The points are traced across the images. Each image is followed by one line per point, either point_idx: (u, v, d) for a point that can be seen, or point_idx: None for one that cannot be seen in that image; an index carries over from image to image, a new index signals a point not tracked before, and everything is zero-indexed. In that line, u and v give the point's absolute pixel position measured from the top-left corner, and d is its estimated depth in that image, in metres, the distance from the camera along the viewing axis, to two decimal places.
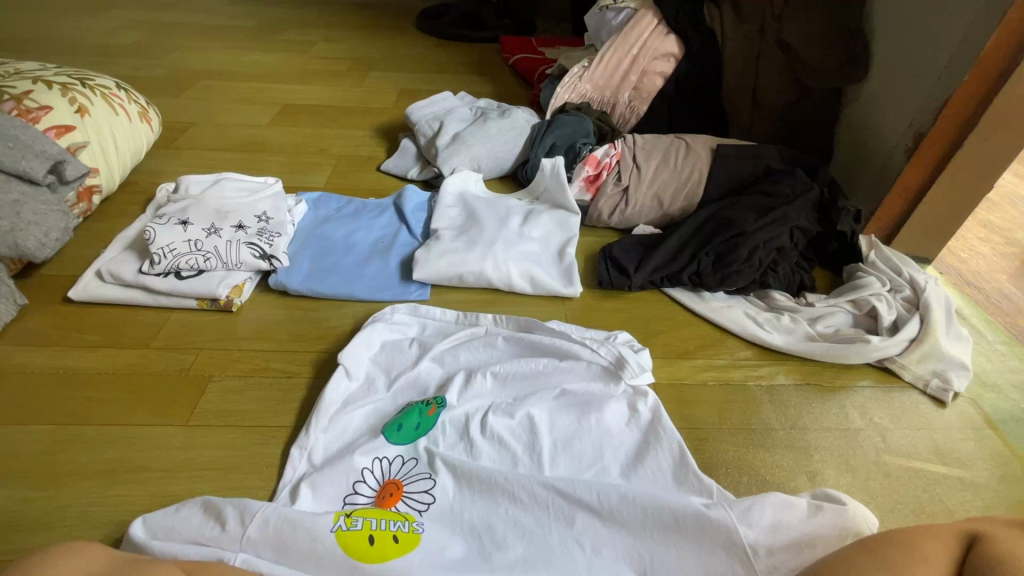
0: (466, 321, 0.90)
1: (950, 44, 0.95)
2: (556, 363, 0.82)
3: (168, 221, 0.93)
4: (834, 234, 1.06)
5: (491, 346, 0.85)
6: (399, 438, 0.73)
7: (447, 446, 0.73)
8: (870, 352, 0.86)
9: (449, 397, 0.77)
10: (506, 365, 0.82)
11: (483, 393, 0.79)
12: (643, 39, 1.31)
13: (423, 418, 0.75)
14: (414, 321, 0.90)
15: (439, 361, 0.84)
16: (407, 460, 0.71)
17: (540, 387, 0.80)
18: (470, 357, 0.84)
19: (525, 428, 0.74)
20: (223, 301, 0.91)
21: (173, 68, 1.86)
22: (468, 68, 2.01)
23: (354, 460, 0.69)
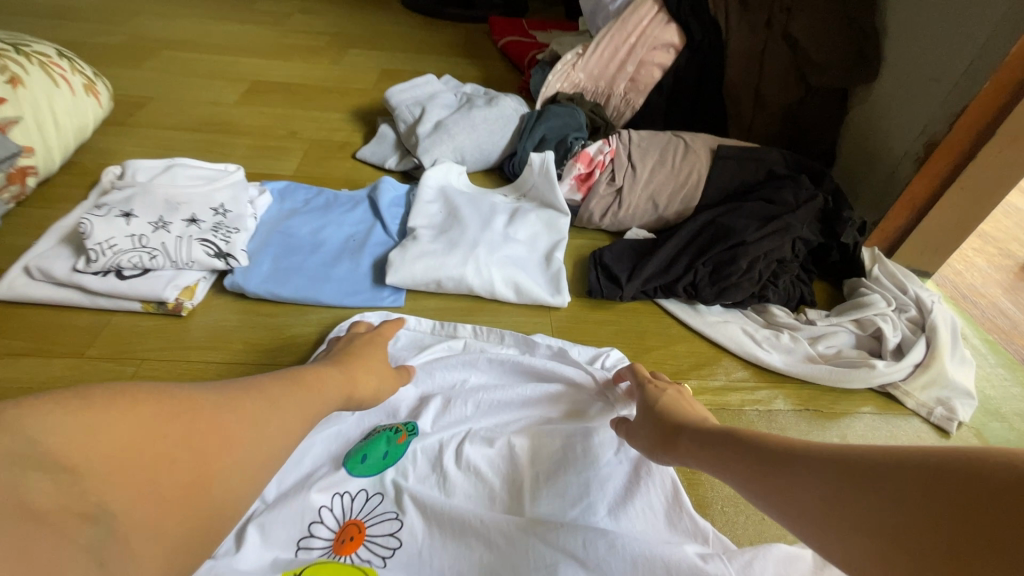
0: (445, 336, 0.83)
1: (970, 48, 0.88)
2: (544, 390, 0.76)
3: (108, 212, 0.83)
4: (835, 246, 1.00)
5: (473, 366, 0.78)
6: (363, 471, 0.65)
7: (417, 481, 0.65)
8: (874, 378, 0.82)
9: (421, 423, 0.71)
10: (490, 390, 0.75)
11: (461, 420, 0.72)
12: (642, 27, 1.22)
13: (391, 447, 0.67)
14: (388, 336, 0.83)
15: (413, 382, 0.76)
16: (373, 495, 0.63)
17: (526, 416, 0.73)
18: (448, 377, 0.77)
19: (506, 462, 0.68)
20: (171, 305, 0.82)
21: (131, 35, 1.71)
22: (455, 48, 1.89)
23: (311, 498, 0.61)
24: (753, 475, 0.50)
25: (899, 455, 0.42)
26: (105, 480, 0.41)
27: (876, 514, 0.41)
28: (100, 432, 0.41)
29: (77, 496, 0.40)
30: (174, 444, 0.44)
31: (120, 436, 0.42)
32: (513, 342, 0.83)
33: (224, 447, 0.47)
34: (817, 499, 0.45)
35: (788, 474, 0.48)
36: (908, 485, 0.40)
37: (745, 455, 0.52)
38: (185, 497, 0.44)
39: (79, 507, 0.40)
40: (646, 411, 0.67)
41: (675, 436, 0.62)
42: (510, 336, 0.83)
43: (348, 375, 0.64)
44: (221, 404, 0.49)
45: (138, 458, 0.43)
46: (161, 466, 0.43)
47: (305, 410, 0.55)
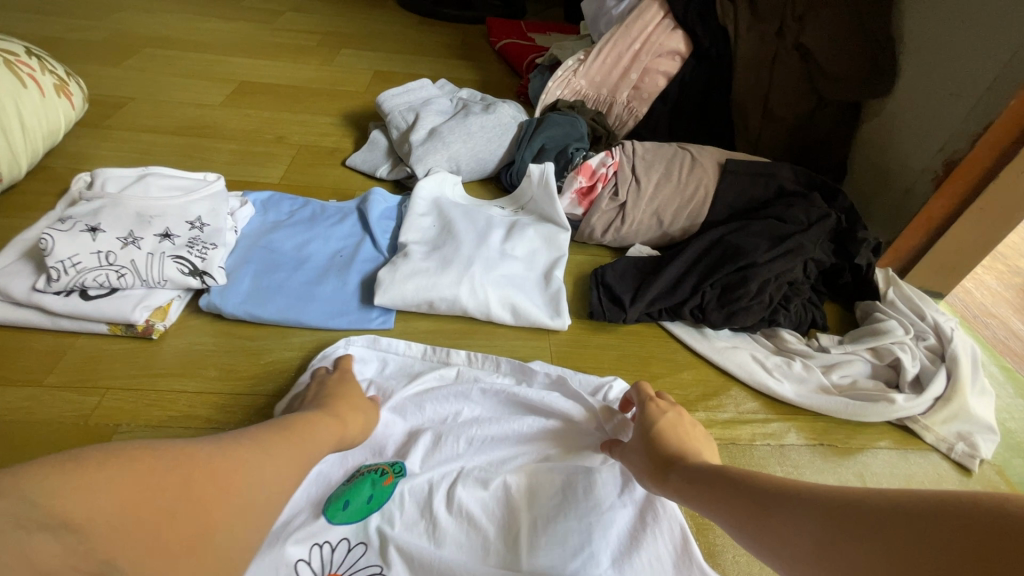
0: (436, 363, 0.78)
1: (996, 62, 0.84)
2: (541, 424, 0.70)
3: (73, 227, 0.76)
4: (848, 267, 0.95)
5: (466, 398, 0.73)
6: (346, 518, 0.58)
7: (403, 528, 0.59)
8: (892, 412, 0.77)
9: (409, 463, 0.65)
10: (484, 425, 0.69)
11: (452, 457, 0.66)
12: (646, 33, 1.17)
13: (377, 490, 0.61)
14: (376, 364, 0.77)
15: (401, 415, 0.71)
16: (356, 544, 0.57)
17: (522, 453, 0.67)
18: (439, 410, 0.71)
19: (501, 505, 0.61)
20: (141, 327, 0.76)
21: (112, 31, 1.64)
22: (451, 50, 1.83)
23: (285, 550, 0.54)
24: (750, 514, 0.47)
25: (898, 503, 0.40)
26: (110, 536, 0.38)
27: (866, 563, 0.39)
28: (97, 489, 0.38)
29: (83, 553, 0.37)
30: (175, 496, 0.42)
31: (117, 492, 0.39)
32: (509, 370, 0.77)
33: (227, 494, 0.44)
34: (806, 544, 0.43)
35: (777, 516, 0.45)
36: (903, 534, 0.38)
37: (736, 492, 0.49)
38: (190, 547, 0.41)
39: (85, 565, 0.36)
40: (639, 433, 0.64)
41: (665, 464, 0.58)
42: (506, 363, 0.78)
43: (339, 415, 0.62)
44: (218, 452, 0.46)
45: (141, 512, 0.40)
46: (163, 517, 0.40)
47: (303, 453, 0.53)
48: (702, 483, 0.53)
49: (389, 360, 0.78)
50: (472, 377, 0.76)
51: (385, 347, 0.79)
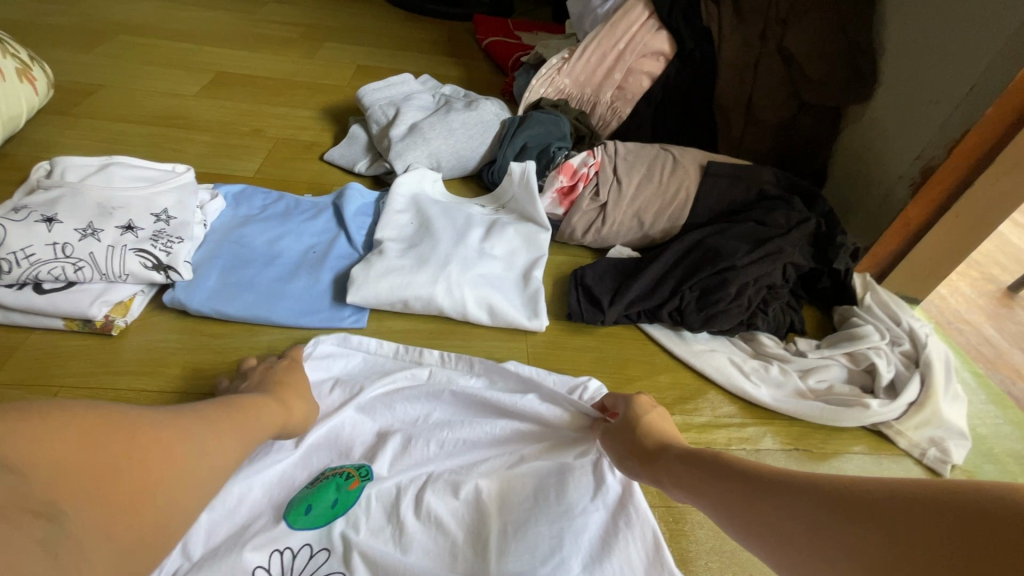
0: (408, 360, 0.75)
1: (973, 72, 0.84)
2: (516, 425, 0.69)
3: (28, 217, 0.73)
4: (827, 272, 0.96)
5: (438, 400, 0.71)
6: (308, 523, 0.56)
7: (368, 532, 0.56)
8: (867, 417, 0.77)
9: (376, 467, 0.62)
10: (456, 428, 0.68)
11: (423, 461, 0.64)
12: (631, 33, 1.16)
13: (342, 494, 0.58)
14: (345, 363, 0.74)
15: (370, 417, 0.68)
16: (318, 551, 0.54)
17: (494, 455, 0.65)
18: (410, 411, 0.69)
19: (472, 509, 0.59)
20: (100, 323, 0.73)
21: (86, 16, 1.58)
22: (437, 46, 1.81)
23: (244, 558, 0.51)
24: (737, 501, 0.46)
25: (896, 489, 0.38)
26: (51, 484, 0.40)
27: (858, 547, 0.37)
28: (41, 445, 0.40)
29: (27, 495, 0.39)
30: (117, 452, 0.43)
31: (64, 448, 0.41)
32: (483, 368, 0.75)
33: (167, 457, 0.45)
34: (796, 530, 0.41)
35: (769, 504, 0.43)
36: (897, 518, 0.36)
37: (725, 480, 0.48)
38: (128, 503, 0.42)
39: (30, 505, 0.38)
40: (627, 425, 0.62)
41: (654, 453, 0.58)
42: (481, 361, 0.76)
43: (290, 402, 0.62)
44: (162, 420, 0.47)
45: (82, 465, 0.41)
46: (102, 474, 0.42)
47: (246, 429, 0.54)
48: (695, 474, 0.51)
49: (360, 359, 0.75)
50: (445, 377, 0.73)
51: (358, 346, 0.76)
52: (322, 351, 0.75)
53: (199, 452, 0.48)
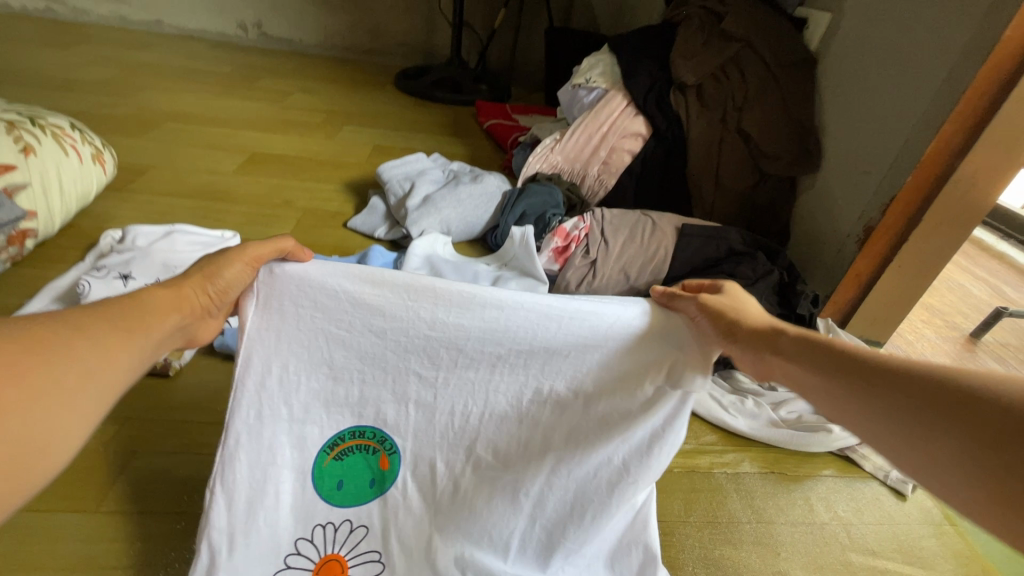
0: (419, 289, 0.48)
1: (893, 149, 1.02)
2: (572, 374, 0.52)
3: (106, 274, 0.86)
4: (793, 316, 1.08)
5: (465, 338, 0.49)
6: (341, 499, 0.52)
7: (404, 516, 0.54)
8: (831, 441, 0.88)
9: (400, 438, 0.52)
10: (492, 381, 0.52)
11: (449, 441, 0.53)
12: (613, 118, 1.36)
13: (376, 473, 0.53)
14: (319, 289, 0.47)
15: (378, 364, 0.50)
16: (355, 527, 0.52)
17: (537, 425, 0.53)
18: (428, 386, 0.51)
19: (503, 515, 0.55)
20: (159, 365, 0.84)
21: (137, 108, 1.81)
22: (444, 128, 2.05)
23: (285, 530, 0.51)
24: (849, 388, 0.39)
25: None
26: None
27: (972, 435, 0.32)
28: None
29: None
30: None
31: None
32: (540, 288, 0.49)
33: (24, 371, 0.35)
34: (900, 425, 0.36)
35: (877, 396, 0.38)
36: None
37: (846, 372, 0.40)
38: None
39: None
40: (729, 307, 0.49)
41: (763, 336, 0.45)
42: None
43: (191, 293, 0.45)
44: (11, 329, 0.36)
45: None
46: None
47: (136, 330, 0.41)
48: (806, 358, 0.42)
49: (336, 281, 0.47)
50: (480, 305, 0.48)
51: (358, 273, 0.47)
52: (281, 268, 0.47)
53: (81, 364, 0.37)
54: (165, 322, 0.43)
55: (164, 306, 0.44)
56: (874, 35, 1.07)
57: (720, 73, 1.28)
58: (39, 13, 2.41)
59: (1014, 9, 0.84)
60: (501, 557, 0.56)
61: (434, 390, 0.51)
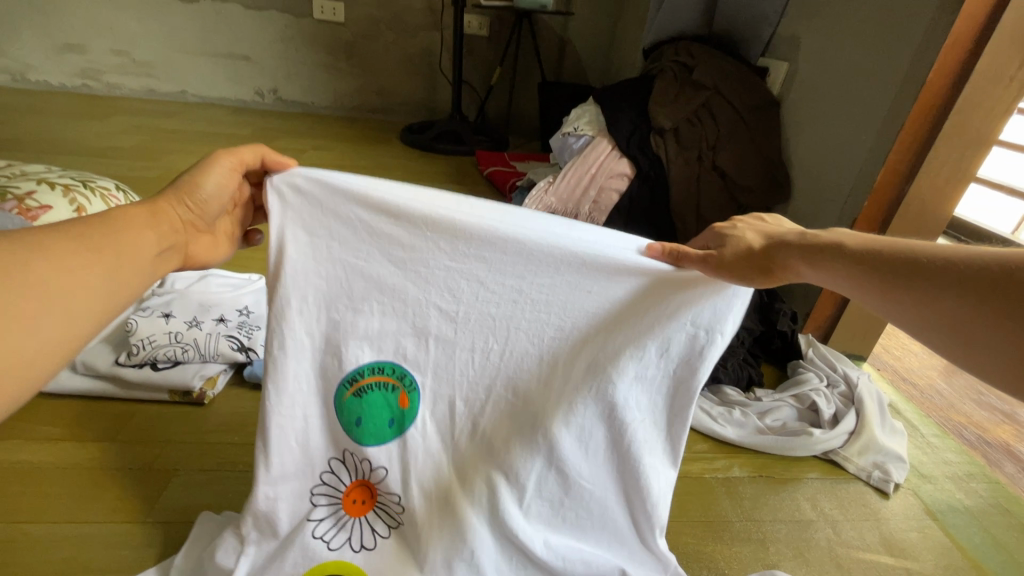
0: (437, 225, 0.54)
1: (850, 177, 1.14)
2: (584, 308, 0.57)
3: (151, 314, 0.97)
4: (775, 333, 1.16)
5: (486, 273, 0.56)
6: (362, 434, 0.57)
7: (423, 455, 0.58)
8: (814, 444, 0.94)
9: (418, 375, 0.58)
10: (510, 317, 0.58)
11: (467, 377, 0.58)
12: (599, 161, 1.49)
13: (394, 413, 0.58)
14: (343, 222, 0.54)
15: (399, 296, 0.56)
16: (376, 468, 0.58)
17: (554, 361, 0.59)
18: (445, 317, 0.57)
19: (523, 454, 0.58)
20: (196, 394, 0.93)
21: (167, 171, 1.97)
22: (446, 177, 2.20)
23: (319, 451, 0.58)
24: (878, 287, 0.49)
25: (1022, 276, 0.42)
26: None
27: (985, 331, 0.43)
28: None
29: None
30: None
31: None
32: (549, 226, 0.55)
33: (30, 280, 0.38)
34: (946, 315, 0.45)
35: (926, 288, 0.46)
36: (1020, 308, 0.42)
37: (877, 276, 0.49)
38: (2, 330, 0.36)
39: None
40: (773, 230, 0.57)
41: (769, 265, 0.53)
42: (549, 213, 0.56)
43: (169, 207, 0.53)
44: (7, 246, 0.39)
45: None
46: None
47: (113, 245, 0.45)
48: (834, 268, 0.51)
49: (359, 217, 0.54)
50: (498, 238, 0.55)
51: (383, 207, 0.54)
52: (292, 186, 0.53)
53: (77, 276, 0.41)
54: (148, 231, 0.49)
55: (142, 218, 0.50)
56: (825, 80, 1.21)
57: (693, 117, 1.41)
58: (77, 89, 2.64)
59: (935, 56, 0.97)
60: (518, 499, 0.59)
61: (454, 323, 0.57)
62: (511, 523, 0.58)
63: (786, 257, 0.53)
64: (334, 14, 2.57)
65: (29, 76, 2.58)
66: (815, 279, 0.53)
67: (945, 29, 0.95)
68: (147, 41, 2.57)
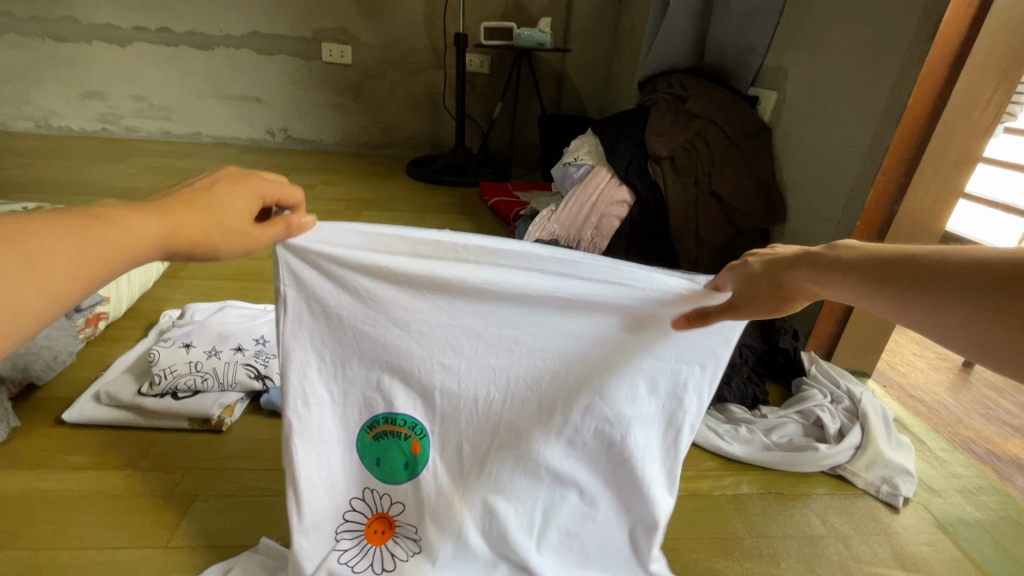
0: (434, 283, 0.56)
1: (840, 199, 1.18)
2: (578, 348, 0.60)
3: (172, 344, 1.01)
4: (778, 351, 1.19)
5: (484, 321, 0.59)
6: (382, 473, 0.61)
7: (435, 492, 0.61)
8: (821, 460, 0.96)
9: (427, 421, 0.60)
10: (508, 360, 0.61)
11: (472, 421, 0.61)
12: (599, 189, 1.53)
13: (408, 458, 0.61)
14: (345, 283, 0.56)
15: (403, 350, 0.58)
16: (393, 502, 0.62)
17: (552, 399, 0.61)
18: (449, 364, 0.59)
19: (527, 484, 0.62)
20: (215, 421, 0.96)
21: None
22: (452, 208, 2.26)
23: (341, 491, 0.62)
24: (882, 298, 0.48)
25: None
26: None
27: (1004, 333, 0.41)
28: None
29: None
30: None
31: None
32: (546, 276, 0.57)
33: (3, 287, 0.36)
34: (953, 322, 0.44)
35: (937, 302, 0.44)
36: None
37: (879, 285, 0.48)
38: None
39: None
40: (773, 259, 0.56)
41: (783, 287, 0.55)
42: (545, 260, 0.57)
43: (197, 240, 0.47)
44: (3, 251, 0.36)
45: None
46: None
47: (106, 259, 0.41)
48: (833, 284, 0.51)
49: (358, 280, 0.56)
50: (494, 290, 0.57)
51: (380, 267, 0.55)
52: (296, 254, 0.55)
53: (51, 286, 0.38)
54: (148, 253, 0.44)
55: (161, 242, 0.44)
56: (812, 107, 1.27)
57: (688, 144, 1.46)
58: (97, 133, 2.76)
59: (912, 82, 1.02)
60: (524, 526, 0.63)
61: (456, 371, 0.60)
62: (523, 556, 0.63)
63: (790, 278, 0.54)
64: (342, 56, 2.70)
65: (53, 123, 2.71)
66: (832, 295, 0.52)
67: (920, 58, 1.01)
68: (164, 86, 2.70)
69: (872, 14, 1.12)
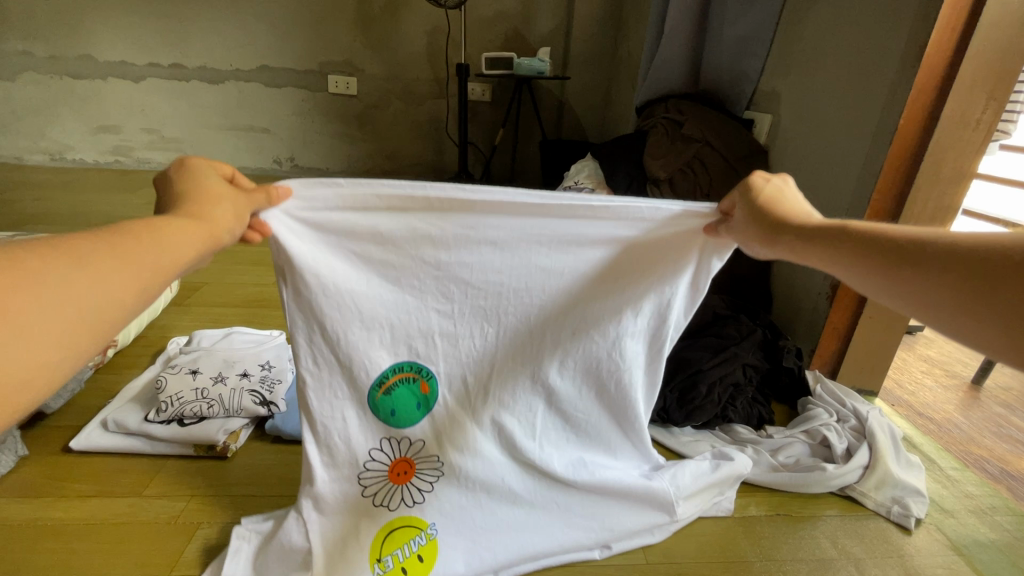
0: (419, 241, 0.61)
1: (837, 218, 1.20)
2: (563, 286, 0.66)
3: (179, 370, 1.02)
4: (782, 370, 1.18)
5: (470, 271, 0.63)
6: (399, 420, 0.65)
7: (447, 417, 0.66)
8: (829, 480, 0.95)
9: (433, 364, 0.65)
10: (499, 302, 0.65)
11: (470, 359, 0.66)
12: None
13: (420, 398, 0.65)
14: (337, 242, 0.60)
15: (401, 301, 0.63)
16: (414, 443, 0.65)
17: (542, 332, 0.67)
18: (444, 308, 0.64)
19: (525, 406, 0.69)
20: (220, 448, 0.96)
21: None
22: None
23: (360, 444, 0.65)
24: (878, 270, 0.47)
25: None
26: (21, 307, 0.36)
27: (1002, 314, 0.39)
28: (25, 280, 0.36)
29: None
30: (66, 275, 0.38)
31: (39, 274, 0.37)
32: (520, 221, 0.62)
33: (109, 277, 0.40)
34: (946, 300, 0.42)
35: (914, 270, 0.44)
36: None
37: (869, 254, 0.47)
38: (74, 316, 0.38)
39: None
40: (756, 210, 0.57)
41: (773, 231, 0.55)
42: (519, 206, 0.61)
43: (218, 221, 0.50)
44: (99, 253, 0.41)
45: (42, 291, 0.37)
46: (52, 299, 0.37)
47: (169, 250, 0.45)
48: (822, 249, 0.51)
49: (348, 244, 0.60)
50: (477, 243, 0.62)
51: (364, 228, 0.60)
52: (293, 225, 0.58)
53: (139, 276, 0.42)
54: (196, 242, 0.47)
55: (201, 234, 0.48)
56: (807, 128, 1.30)
57: (687, 167, 1.49)
58: (108, 165, 2.83)
59: (901, 105, 1.05)
60: (531, 440, 0.70)
61: (451, 318, 0.64)
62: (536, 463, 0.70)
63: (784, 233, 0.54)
64: (347, 87, 2.77)
65: (66, 155, 2.79)
66: (812, 263, 0.52)
67: (909, 81, 1.03)
68: (175, 119, 2.78)
69: (860, 40, 1.15)
